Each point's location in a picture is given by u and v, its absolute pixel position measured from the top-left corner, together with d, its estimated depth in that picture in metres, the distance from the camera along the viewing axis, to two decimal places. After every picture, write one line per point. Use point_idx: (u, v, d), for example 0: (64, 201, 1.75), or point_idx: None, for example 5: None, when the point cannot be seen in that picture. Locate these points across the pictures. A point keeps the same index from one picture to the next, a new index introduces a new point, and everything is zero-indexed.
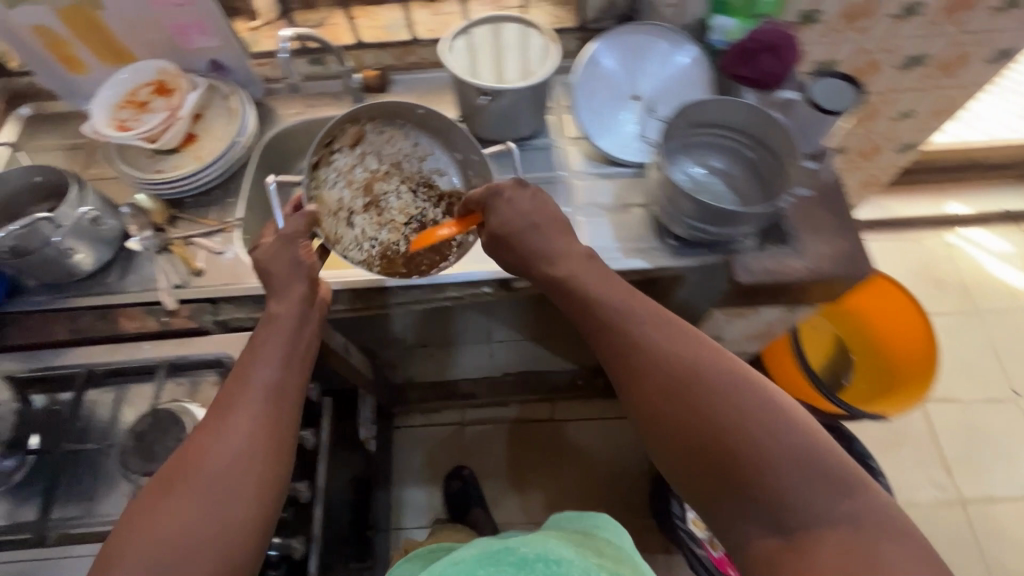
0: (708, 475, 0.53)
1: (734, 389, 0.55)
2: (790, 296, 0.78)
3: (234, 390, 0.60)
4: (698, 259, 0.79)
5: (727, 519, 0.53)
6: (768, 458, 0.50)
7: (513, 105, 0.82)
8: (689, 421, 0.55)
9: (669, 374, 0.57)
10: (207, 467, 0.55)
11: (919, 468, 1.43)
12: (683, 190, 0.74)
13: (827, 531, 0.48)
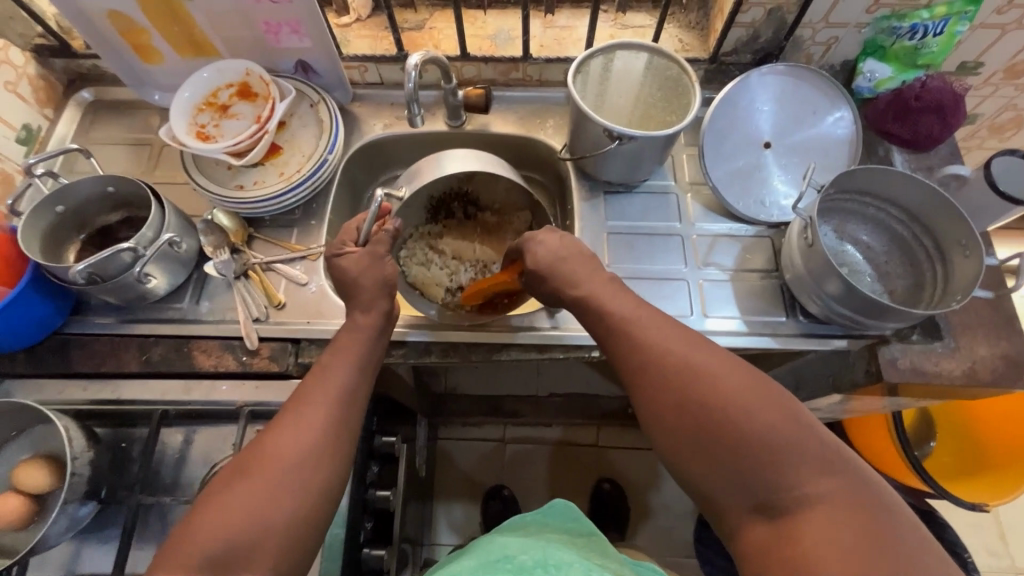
0: (689, 453, 0.50)
1: (718, 368, 0.51)
2: (932, 393, 0.71)
3: (308, 390, 0.55)
4: (829, 343, 0.72)
5: (711, 500, 0.50)
6: (747, 434, 0.47)
7: (642, 150, 0.73)
8: (684, 414, 0.50)
9: (655, 348, 0.54)
10: (280, 468, 0.49)
11: (977, 531, 1.37)
12: (837, 270, 0.65)
13: (817, 513, 0.45)
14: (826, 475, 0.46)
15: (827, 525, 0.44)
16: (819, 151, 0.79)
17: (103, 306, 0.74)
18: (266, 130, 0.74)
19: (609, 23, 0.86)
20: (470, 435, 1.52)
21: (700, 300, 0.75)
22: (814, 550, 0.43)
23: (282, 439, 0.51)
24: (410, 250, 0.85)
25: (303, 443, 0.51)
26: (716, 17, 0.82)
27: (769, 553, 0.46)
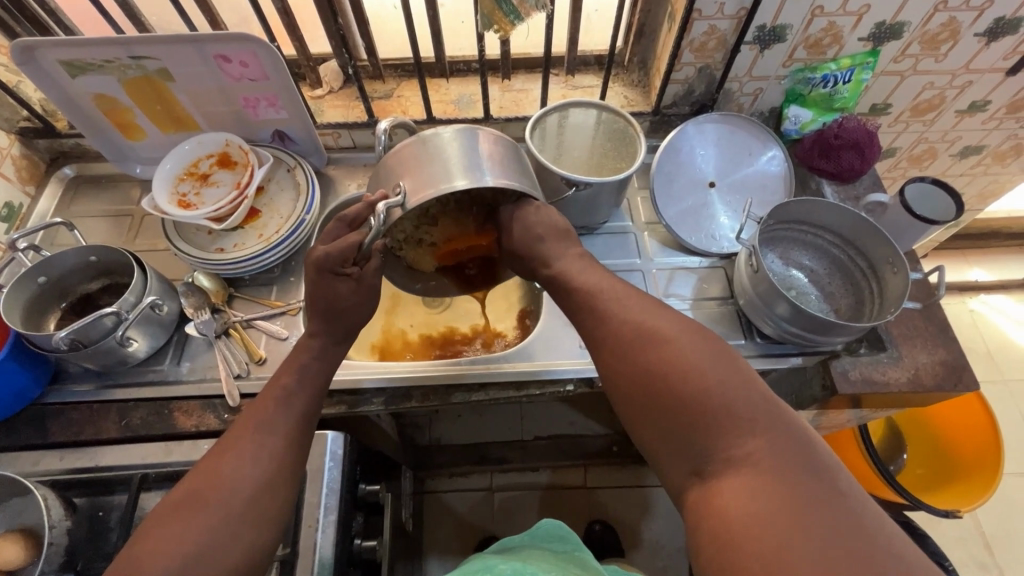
0: (642, 414, 0.53)
1: (681, 338, 0.53)
2: (884, 401, 0.76)
3: (254, 417, 0.57)
4: (786, 362, 0.76)
5: (661, 462, 0.51)
6: (692, 394, 0.49)
7: (596, 195, 0.80)
8: (638, 370, 0.53)
9: (619, 325, 0.57)
10: (238, 491, 0.51)
11: (962, 545, 1.40)
12: (781, 293, 0.70)
13: (741, 475, 0.45)
14: (761, 438, 0.46)
15: (753, 485, 0.44)
16: (756, 186, 0.88)
17: (82, 374, 0.75)
18: (246, 195, 0.78)
19: (560, 85, 0.95)
20: (457, 486, 1.50)
21: None
22: (737, 509, 0.44)
23: (242, 457, 0.53)
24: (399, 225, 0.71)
25: (257, 469, 0.53)
26: (654, 76, 0.92)
27: (695, 511, 0.47)
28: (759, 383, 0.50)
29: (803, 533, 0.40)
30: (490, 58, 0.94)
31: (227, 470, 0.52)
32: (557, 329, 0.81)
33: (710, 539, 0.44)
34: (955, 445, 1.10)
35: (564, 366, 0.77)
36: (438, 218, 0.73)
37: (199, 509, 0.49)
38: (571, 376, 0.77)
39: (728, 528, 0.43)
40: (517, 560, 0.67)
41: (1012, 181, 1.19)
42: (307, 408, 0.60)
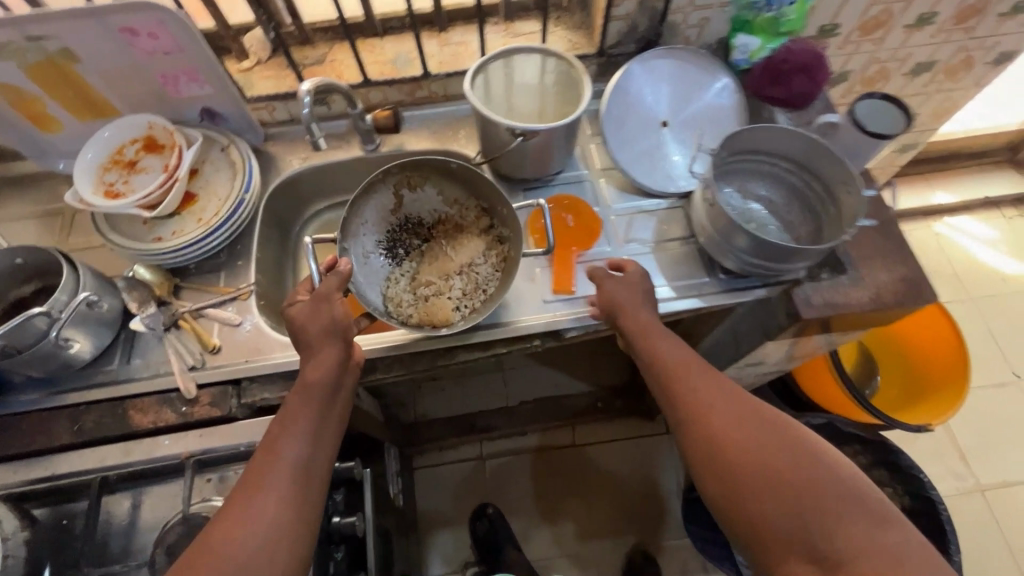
0: (747, 493, 0.55)
1: (789, 428, 0.58)
2: (848, 323, 0.76)
3: (261, 469, 0.56)
4: (751, 293, 0.76)
5: (774, 549, 0.52)
6: (795, 475, 0.53)
7: (546, 144, 0.77)
8: (742, 451, 0.56)
9: (724, 409, 0.60)
10: (236, 554, 0.51)
11: (938, 459, 1.47)
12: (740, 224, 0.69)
13: (859, 565, 0.48)
14: (870, 527, 0.50)
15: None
16: (710, 122, 0.86)
17: (28, 383, 0.72)
18: (176, 178, 0.74)
19: (500, 33, 0.91)
20: (448, 459, 1.50)
21: None
22: None
23: (244, 510, 0.53)
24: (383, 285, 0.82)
25: (260, 528, 0.52)
26: (595, 14, 0.88)
27: None
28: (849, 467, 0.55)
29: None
30: (423, 12, 0.89)
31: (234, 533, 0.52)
32: (520, 286, 0.79)
33: None
34: (930, 364, 1.11)
35: (530, 322, 0.76)
36: (420, 274, 0.85)
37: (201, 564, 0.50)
38: (537, 331, 0.76)
39: None
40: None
41: (968, 96, 1.18)
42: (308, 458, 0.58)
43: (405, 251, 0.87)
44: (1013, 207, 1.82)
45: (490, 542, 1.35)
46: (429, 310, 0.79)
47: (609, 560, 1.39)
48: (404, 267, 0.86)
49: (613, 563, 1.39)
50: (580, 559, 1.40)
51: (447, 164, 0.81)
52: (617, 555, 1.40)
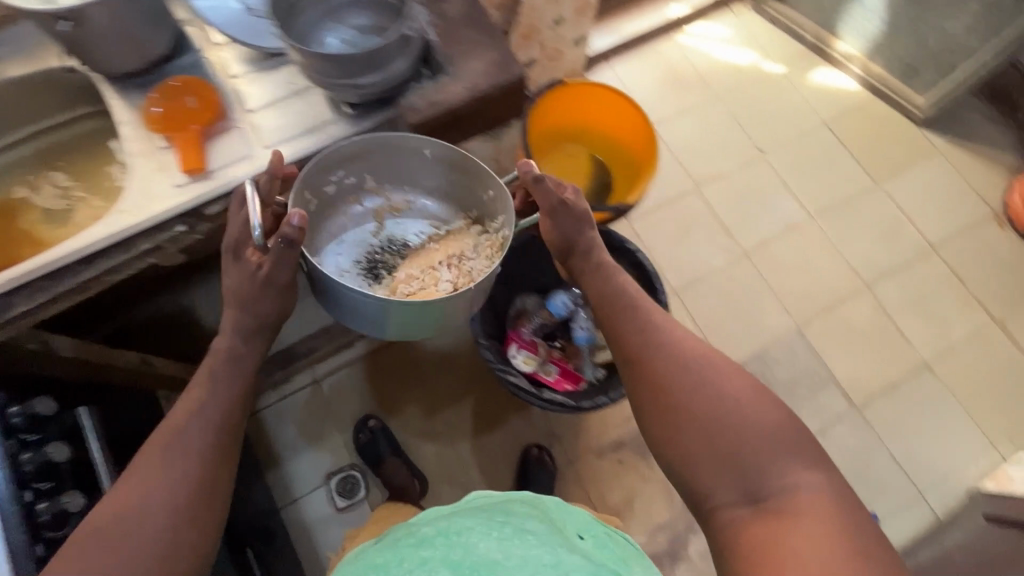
0: (685, 438, 0.69)
1: (754, 386, 0.72)
2: (473, 122, 0.83)
3: (145, 444, 0.68)
4: (378, 117, 0.81)
5: (708, 501, 0.68)
6: (741, 419, 0.68)
7: (103, 28, 0.75)
8: (673, 377, 0.73)
9: (666, 348, 0.76)
10: (128, 493, 0.64)
11: (708, 241, 1.68)
12: (317, 60, 0.72)
13: (780, 499, 0.63)
14: (816, 473, 0.65)
15: (818, 518, 0.61)
16: None
17: None
18: None
19: None
20: (284, 394, 1.51)
21: (256, 138, 0.81)
22: (778, 528, 0.61)
23: (132, 468, 0.66)
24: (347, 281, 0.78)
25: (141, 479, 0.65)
26: None
27: (734, 524, 0.65)
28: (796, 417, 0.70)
29: (802, 545, 0.58)
30: None
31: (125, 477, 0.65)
32: (150, 180, 0.78)
33: (754, 549, 0.61)
34: (614, 139, 1.35)
35: (163, 210, 0.77)
36: (403, 274, 0.89)
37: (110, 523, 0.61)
38: (172, 218, 0.78)
39: (788, 553, 0.58)
40: (441, 519, 0.77)
41: None
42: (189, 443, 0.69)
43: (389, 271, 0.90)
44: (739, 3, 1.97)
45: (372, 452, 1.43)
46: (410, 292, 0.86)
47: (457, 424, 1.51)
48: (386, 265, 0.90)
49: (462, 423, 1.51)
50: (432, 433, 1.50)
51: (419, 150, 0.81)
52: (464, 417, 1.52)
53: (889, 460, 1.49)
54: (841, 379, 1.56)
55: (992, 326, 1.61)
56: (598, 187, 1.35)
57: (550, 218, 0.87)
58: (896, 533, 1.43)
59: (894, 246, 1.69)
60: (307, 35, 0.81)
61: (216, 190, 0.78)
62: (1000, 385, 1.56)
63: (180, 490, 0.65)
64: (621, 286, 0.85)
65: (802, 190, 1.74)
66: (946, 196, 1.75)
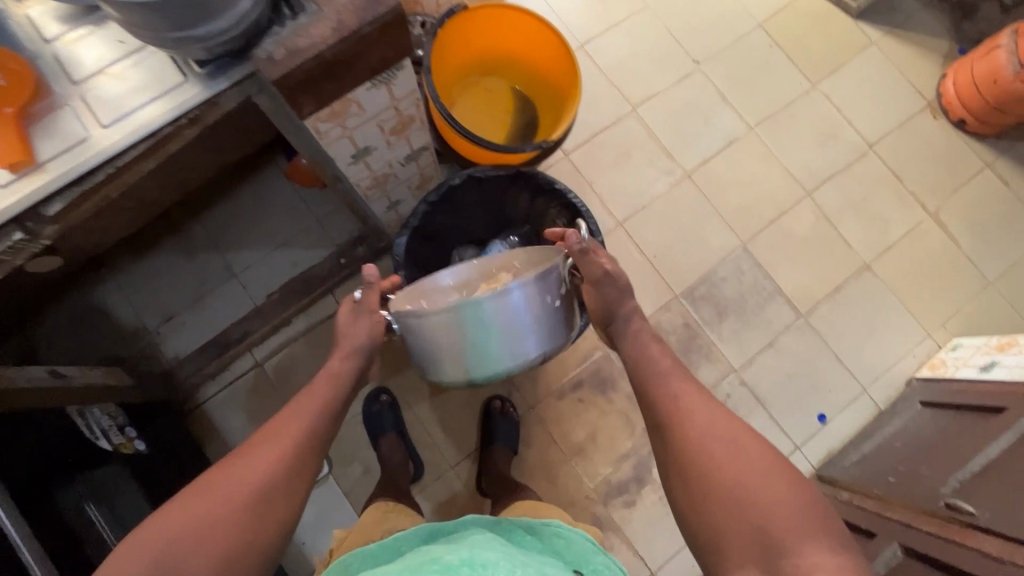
0: (714, 503, 0.71)
1: (789, 472, 0.72)
2: (352, 68, 0.71)
3: (261, 444, 0.78)
4: (233, 76, 0.68)
5: (731, 570, 0.67)
6: (766, 496, 0.69)
7: None
8: (708, 449, 0.76)
9: (702, 419, 0.80)
10: (244, 485, 0.72)
11: (649, 166, 1.62)
12: (134, 18, 0.58)
13: (799, 572, 0.61)
14: (841, 556, 0.63)
15: None
16: None
17: None
18: None
19: None
20: (225, 382, 1.41)
21: (91, 115, 0.67)
22: None
23: (244, 467, 0.74)
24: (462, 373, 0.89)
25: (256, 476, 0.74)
26: None
27: None
28: (832, 511, 0.69)
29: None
30: None
31: (238, 472, 0.74)
32: None
33: None
34: (519, 60, 1.29)
35: None
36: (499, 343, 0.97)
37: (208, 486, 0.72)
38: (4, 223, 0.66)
39: None
40: (463, 548, 0.69)
41: None
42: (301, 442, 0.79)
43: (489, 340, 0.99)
44: None
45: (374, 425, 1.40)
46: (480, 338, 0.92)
47: (413, 387, 1.48)
48: None
49: (417, 386, 1.48)
50: None
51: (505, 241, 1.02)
52: (420, 379, 1.48)
53: (834, 361, 1.55)
54: (787, 290, 1.58)
55: (927, 220, 1.64)
56: (524, 129, 1.31)
57: (595, 287, 0.96)
58: (843, 428, 1.51)
59: (833, 150, 1.67)
60: None
61: (53, 185, 0.66)
62: (935, 276, 1.61)
63: (274, 470, 0.75)
64: (662, 371, 0.90)
65: (740, 101, 1.67)
66: (881, 91, 1.71)
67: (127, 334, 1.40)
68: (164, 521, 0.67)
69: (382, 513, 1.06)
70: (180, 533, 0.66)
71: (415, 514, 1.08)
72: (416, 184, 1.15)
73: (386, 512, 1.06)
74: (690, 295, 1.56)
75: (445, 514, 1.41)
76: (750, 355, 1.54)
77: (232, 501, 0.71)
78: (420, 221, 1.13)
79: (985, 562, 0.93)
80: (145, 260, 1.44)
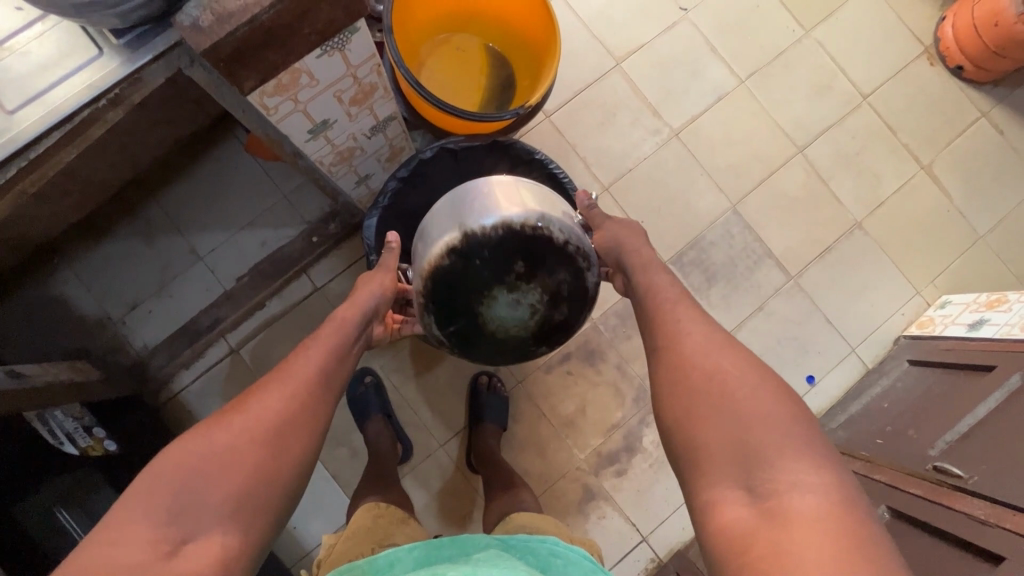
0: (702, 420, 0.68)
1: (782, 395, 0.68)
2: (299, 34, 0.63)
3: (281, 379, 0.74)
4: (155, 47, 0.60)
5: (711, 486, 0.65)
6: (756, 415, 0.66)
7: None
8: (702, 369, 0.72)
9: (697, 343, 0.76)
10: (264, 419, 0.68)
11: (635, 126, 1.54)
12: None
13: (782, 494, 0.60)
14: (825, 477, 0.61)
15: (821, 512, 0.57)
16: None
17: None
18: None
19: None
20: (200, 371, 1.34)
21: None
22: (781, 521, 0.57)
23: (263, 400, 0.70)
24: (454, 245, 0.83)
25: (275, 408, 0.70)
26: None
27: (733, 517, 0.61)
28: (822, 434, 0.66)
29: (798, 549, 0.55)
30: None
31: (258, 406, 0.69)
32: None
33: (744, 542, 0.58)
34: (491, 16, 1.18)
35: None
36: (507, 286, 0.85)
37: (225, 421, 0.67)
38: None
39: (781, 550, 0.55)
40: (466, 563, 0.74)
41: None
42: (316, 376, 0.75)
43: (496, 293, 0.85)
44: None
45: (360, 407, 1.37)
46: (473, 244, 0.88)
47: (397, 366, 1.43)
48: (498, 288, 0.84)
49: (401, 366, 1.44)
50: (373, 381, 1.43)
51: None
52: (403, 358, 1.44)
53: (824, 323, 1.53)
54: (778, 252, 1.54)
55: (921, 174, 1.59)
56: (500, 91, 1.21)
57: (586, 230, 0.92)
58: (832, 389, 1.51)
59: (827, 103, 1.59)
60: None
61: None
62: (926, 232, 1.58)
63: (292, 408, 0.71)
64: (656, 297, 0.85)
65: (730, 51, 1.58)
66: (878, 37, 1.62)
67: (91, 325, 1.33)
68: (180, 456, 0.63)
69: (371, 518, 1.02)
70: (199, 470, 0.62)
71: (407, 519, 1.07)
72: (385, 156, 1.07)
73: (377, 515, 1.03)
74: (679, 260, 1.52)
75: (435, 492, 1.40)
76: (740, 319, 1.51)
77: (255, 437, 0.67)
78: (393, 201, 1.07)
79: (972, 525, 0.93)
80: (103, 246, 1.35)
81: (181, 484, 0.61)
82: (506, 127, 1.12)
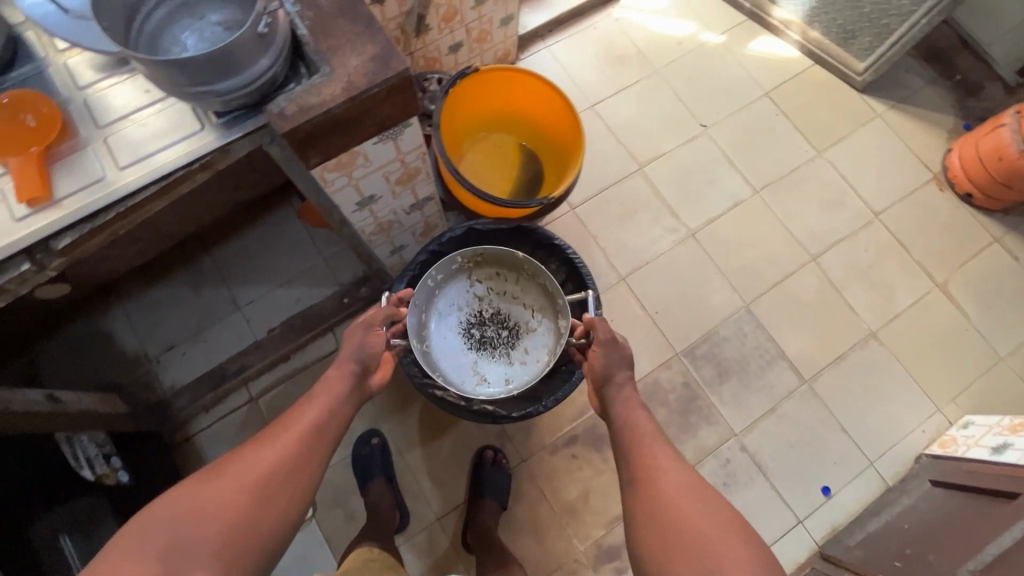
0: (673, 559, 0.71)
1: (746, 537, 0.72)
2: (362, 125, 0.75)
3: (277, 432, 0.78)
4: (247, 126, 0.72)
5: None
6: (723, 559, 0.69)
7: None
8: (674, 504, 0.75)
9: (671, 473, 0.79)
10: (255, 469, 0.73)
11: (655, 223, 1.64)
12: (159, 73, 0.62)
13: None
14: None
15: None
16: None
17: None
18: None
19: None
20: (216, 418, 1.41)
21: (110, 157, 0.71)
22: None
23: (259, 451, 0.75)
24: None
25: (267, 459, 0.74)
26: None
27: None
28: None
29: None
30: None
31: (251, 456, 0.74)
32: None
33: None
34: (527, 119, 1.35)
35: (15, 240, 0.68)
36: None
37: (219, 472, 0.72)
38: (16, 252, 0.69)
39: None
40: None
41: None
42: (309, 430, 0.80)
43: None
44: None
45: (364, 469, 1.38)
46: None
47: (404, 432, 1.45)
48: None
49: (409, 432, 1.46)
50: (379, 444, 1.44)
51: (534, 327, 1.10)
52: (411, 425, 1.46)
53: (839, 431, 1.50)
54: (791, 355, 1.55)
55: (935, 291, 1.62)
56: (530, 182, 1.35)
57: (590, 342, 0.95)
58: (848, 504, 1.44)
59: (838, 217, 1.68)
60: (157, 42, 0.71)
61: (66, 219, 0.69)
62: (945, 349, 1.57)
63: (285, 460, 0.75)
64: (634, 422, 0.88)
65: (746, 165, 1.71)
66: (887, 162, 1.73)
67: (130, 361, 1.42)
68: (176, 503, 0.67)
69: None
70: (188, 517, 0.66)
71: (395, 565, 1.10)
72: (420, 230, 1.19)
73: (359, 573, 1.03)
74: (691, 353, 1.54)
75: (426, 569, 1.36)
76: (752, 420, 1.50)
77: (245, 486, 0.70)
78: (420, 270, 1.17)
79: None
80: (155, 290, 1.47)
81: (171, 531, 0.65)
82: (531, 214, 1.24)
